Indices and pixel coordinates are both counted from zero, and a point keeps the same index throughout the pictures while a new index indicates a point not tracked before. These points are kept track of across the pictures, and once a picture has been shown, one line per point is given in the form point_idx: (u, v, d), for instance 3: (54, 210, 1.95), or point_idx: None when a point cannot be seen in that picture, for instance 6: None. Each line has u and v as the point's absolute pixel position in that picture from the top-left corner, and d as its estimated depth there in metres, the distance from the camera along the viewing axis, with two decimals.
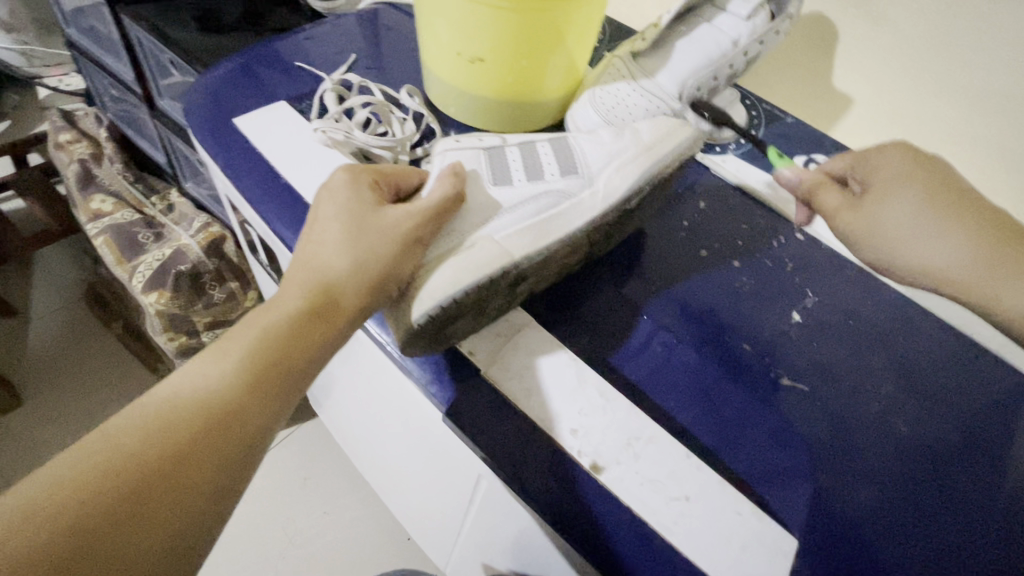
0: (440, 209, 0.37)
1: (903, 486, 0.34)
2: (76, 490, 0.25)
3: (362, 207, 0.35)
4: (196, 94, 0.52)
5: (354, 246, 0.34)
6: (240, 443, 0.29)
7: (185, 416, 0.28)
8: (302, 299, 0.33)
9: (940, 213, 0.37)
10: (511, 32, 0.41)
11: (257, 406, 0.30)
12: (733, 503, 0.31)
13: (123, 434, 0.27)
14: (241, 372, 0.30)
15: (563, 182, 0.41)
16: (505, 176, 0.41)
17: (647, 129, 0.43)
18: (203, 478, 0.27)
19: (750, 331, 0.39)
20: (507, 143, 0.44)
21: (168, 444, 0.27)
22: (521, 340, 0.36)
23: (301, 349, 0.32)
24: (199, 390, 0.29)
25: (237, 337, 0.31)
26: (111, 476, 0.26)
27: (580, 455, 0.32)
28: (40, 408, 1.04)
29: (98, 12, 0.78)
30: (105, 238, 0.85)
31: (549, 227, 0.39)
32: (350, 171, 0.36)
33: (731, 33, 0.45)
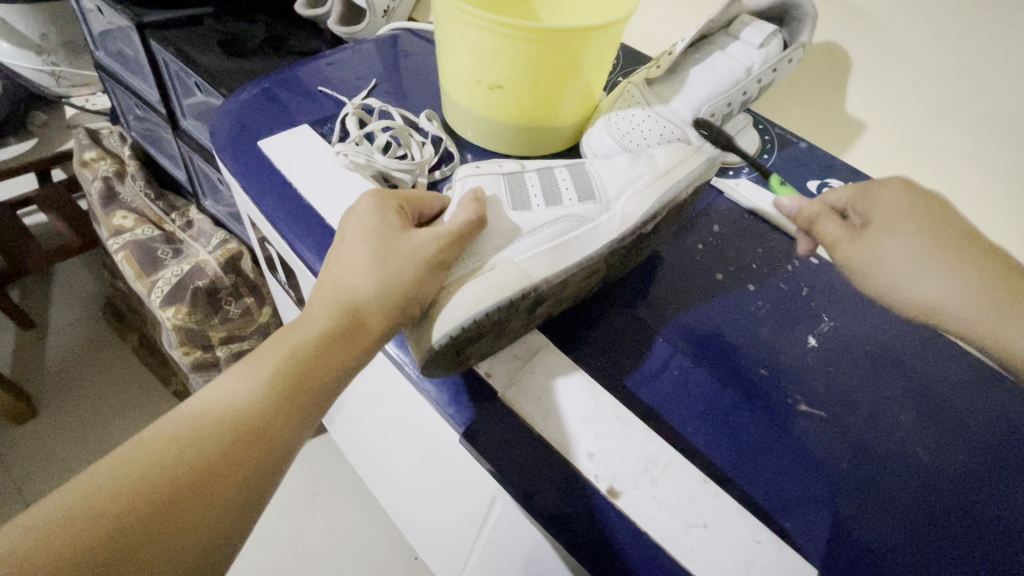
0: (461, 233, 0.37)
1: (926, 515, 0.33)
2: (108, 502, 0.26)
3: (387, 229, 0.36)
4: (221, 117, 0.54)
5: (379, 267, 0.35)
6: (268, 458, 0.30)
7: (214, 430, 0.29)
8: (328, 320, 0.33)
9: (941, 252, 0.36)
10: (531, 60, 0.42)
11: (284, 421, 0.30)
12: (752, 530, 0.31)
13: (156, 447, 0.28)
14: (269, 388, 0.30)
15: (580, 208, 0.42)
16: (524, 202, 0.42)
17: (663, 155, 0.43)
18: (231, 492, 0.28)
19: (767, 356, 0.39)
20: (527, 167, 0.45)
21: (199, 457, 0.28)
22: (538, 362, 0.37)
23: (327, 367, 0.32)
24: (228, 404, 0.30)
25: (265, 356, 0.32)
26: (144, 487, 0.26)
27: (597, 480, 0.32)
28: (55, 419, 1.05)
29: (127, 35, 0.80)
30: (125, 253, 0.87)
31: (568, 251, 0.40)
32: (378, 197, 0.37)
33: (744, 61, 0.46)
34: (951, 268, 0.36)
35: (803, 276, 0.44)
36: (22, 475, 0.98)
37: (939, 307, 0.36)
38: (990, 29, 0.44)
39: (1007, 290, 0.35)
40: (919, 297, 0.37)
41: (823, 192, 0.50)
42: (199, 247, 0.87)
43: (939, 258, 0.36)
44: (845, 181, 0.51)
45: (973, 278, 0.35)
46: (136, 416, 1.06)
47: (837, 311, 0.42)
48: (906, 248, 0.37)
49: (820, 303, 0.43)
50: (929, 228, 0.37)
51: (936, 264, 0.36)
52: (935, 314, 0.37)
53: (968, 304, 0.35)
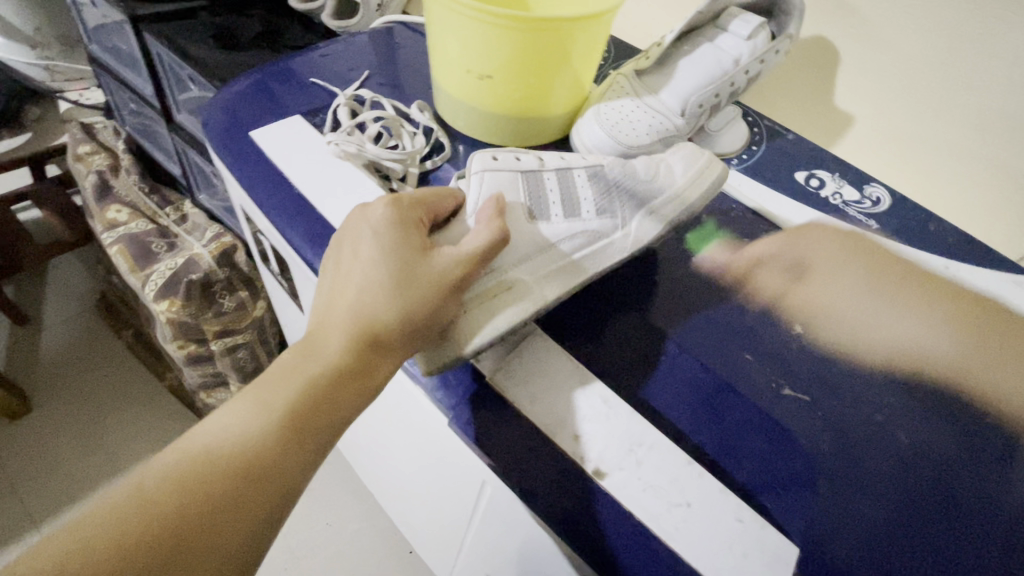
0: (485, 253, 0.37)
1: (904, 497, 0.34)
2: (120, 540, 0.26)
3: (407, 249, 0.35)
4: (214, 109, 0.54)
5: (399, 292, 0.34)
6: (276, 494, 0.30)
7: (227, 464, 0.29)
8: (344, 343, 0.33)
9: (892, 297, 0.42)
10: (520, 50, 0.42)
11: (295, 455, 0.31)
12: (735, 510, 0.31)
13: (168, 482, 0.28)
14: (281, 418, 0.31)
15: (598, 222, 0.42)
16: (544, 211, 0.42)
17: (679, 170, 0.45)
18: (240, 528, 0.29)
19: (753, 342, 0.40)
20: (545, 166, 0.45)
21: (210, 492, 0.28)
22: (526, 347, 0.37)
23: (340, 398, 0.33)
24: (241, 436, 0.30)
25: (278, 382, 0.32)
26: (154, 521, 0.27)
27: (582, 460, 0.33)
28: (50, 414, 1.05)
29: (120, 29, 0.81)
30: (119, 247, 0.87)
31: (585, 268, 0.41)
32: (397, 207, 0.37)
33: (732, 52, 0.47)
34: (901, 312, 0.41)
35: (790, 265, 0.45)
36: (17, 471, 0.98)
37: (933, 357, 0.40)
38: (976, 21, 0.45)
39: (982, 326, 0.41)
40: (902, 337, 0.40)
41: (810, 183, 0.51)
42: (193, 241, 0.87)
43: (898, 306, 0.42)
44: (832, 172, 0.52)
45: (929, 319, 0.41)
46: (130, 411, 1.06)
47: (823, 298, 0.43)
48: (868, 303, 0.42)
49: (805, 289, 0.43)
50: (871, 275, 0.43)
51: (905, 319, 0.41)
52: (904, 357, 0.40)
53: (949, 348, 0.40)
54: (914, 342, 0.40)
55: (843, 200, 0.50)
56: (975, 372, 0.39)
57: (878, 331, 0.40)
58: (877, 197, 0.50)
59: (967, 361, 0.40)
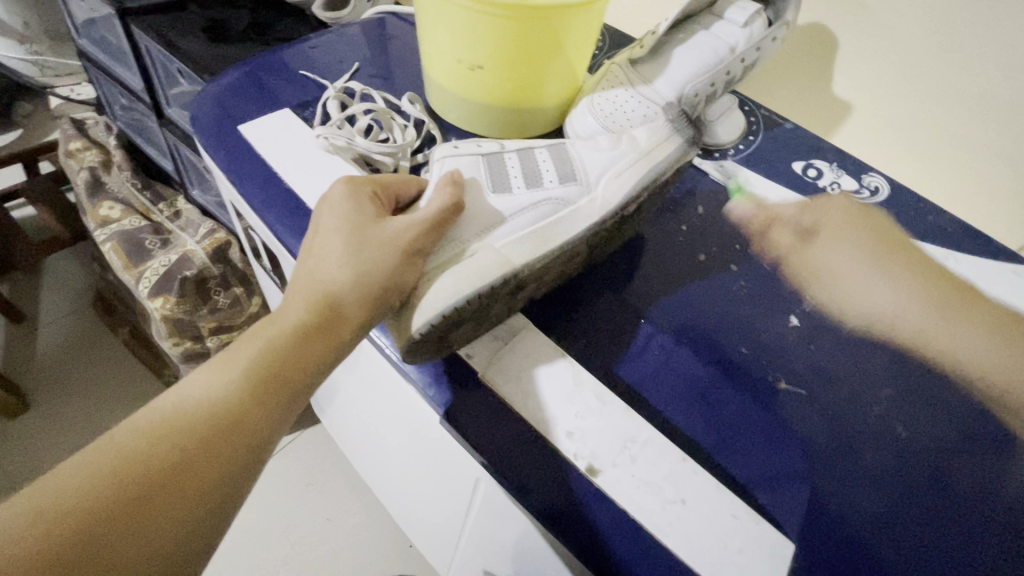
0: (438, 219, 0.36)
1: (900, 489, 0.34)
2: (79, 500, 0.25)
3: (361, 218, 0.35)
4: (202, 103, 0.53)
5: (355, 258, 0.34)
6: (243, 454, 0.29)
7: (189, 424, 0.29)
8: (306, 309, 0.33)
9: (890, 265, 0.43)
10: (511, 39, 0.41)
11: (261, 413, 0.30)
12: (730, 506, 0.31)
13: (129, 442, 0.28)
14: (244, 378, 0.30)
15: (562, 190, 0.41)
16: (504, 184, 0.41)
17: (643, 136, 0.43)
18: (205, 486, 0.28)
19: (748, 334, 0.39)
20: (506, 149, 0.44)
21: (173, 451, 0.28)
22: (519, 343, 0.36)
23: (305, 358, 0.32)
24: (203, 396, 0.29)
25: (243, 345, 0.32)
26: (115, 481, 0.26)
27: (576, 458, 0.32)
28: (47, 412, 1.05)
29: (108, 22, 0.79)
30: (112, 244, 0.86)
31: (549, 234, 0.38)
32: (350, 183, 0.36)
33: (728, 40, 0.46)
34: (880, 278, 0.42)
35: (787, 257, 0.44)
36: (15, 469, 0.98)
37: (899, 317, 0.41)
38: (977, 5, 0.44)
39: (973, 303, 0.41)
40: (885, 296, 0.41)
41: (808, 173, 0.50)
42: (187, 237, 0.87)
43: (884, 266, 0.43)
44: (830, 161, 0.51)
45: (901, 287, 0.42)
46: (128, 408, 1.06)
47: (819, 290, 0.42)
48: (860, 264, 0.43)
49: (802, 282, 0.43)
50: (872, 240, 0.44)
51: (878, 283, 0.42)
52: (884, 316, 0.41)
53: (920, 311, 0.41)
54: (888, 307, 0.41)
55: (841, 189, 0.49)
56: (941, 340, 0.40)
57: (859, 285, 0.42)
58: (876, 186, 0.49)
59: (925, 323, 0.40)
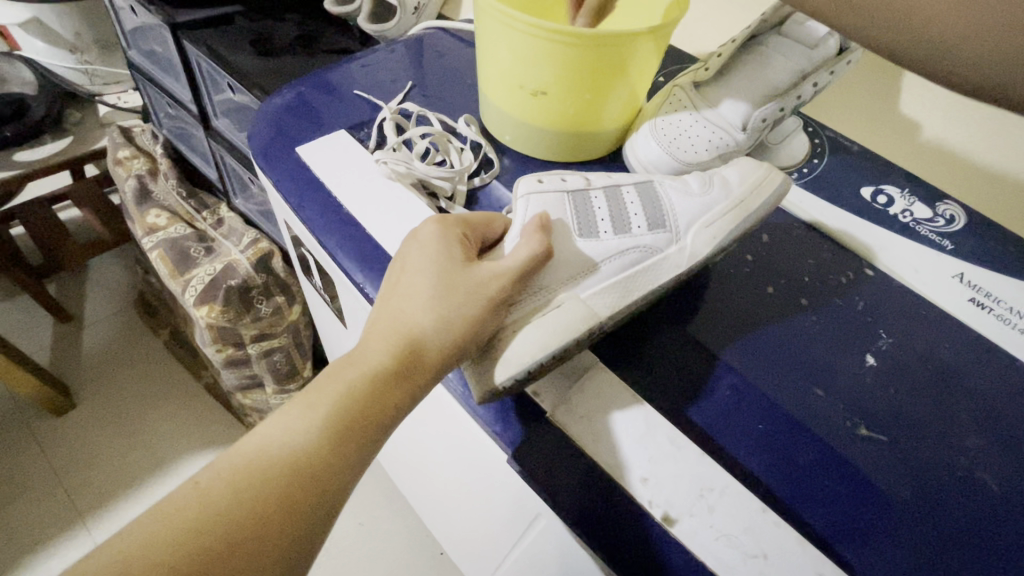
0: (525, 268, 0.36)
1: (991, 546, 0.32)
2: (156, 556, 0.25)
3: (450, 263, 0.35)
4: (260, 123, 0.53)
5: (441, 305, 0.34)
6: (321, 504, 0.29)
7: (268, 473, 0.28)
8: (386, 354, 0.32)
9: None
10: (578, 65, 0.40)
11: (337, 463, 0.30)
12: (814, 563, 0.29)
13: (208, 491, 0.27)
14: (324, 424, 0.30)
15: (651, 237, 0.40)
16: (591, 227, 0.40)
17: (735, 180, 0.42)
18: (279, 539, 0.27)
19: (825, 377, 0.38)
20: (591, 184, 0.42)
21: (253, 499, 0.27)
22: (588, 382, 0.35)
23: (384, 405, 0.31)
24: (283, 444, 0.29)
25: (321, 390, 0.31)
26: (194, 535, 0.26)
27: (651, 506, 0.31)
28: (93, 411, 1.08)
29: (159, 35, 0.81)
30: (160, 252, 0.88)
31: (635, 286, 0.39)
32: (442, 224, 0.37)
33: (798, 63, 0.44)
34: None
35: (859, 290, 0.42)
36: (62, 465, 1.02)
37: None
38: None
39: None
40: None
41: (878, 200, 0.48)
42: (231, 246, 0.88)
43: None
44: (901, 187, 0.49)
45: None
46: (169, 409, 1.08)
47: (894, 327, 0.41)
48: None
49: (875, 317, 0.41)
50: None
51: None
52: None
53: None
54: None
55: (913, 217, 0.47)
56: None
57: None
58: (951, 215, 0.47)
59: None
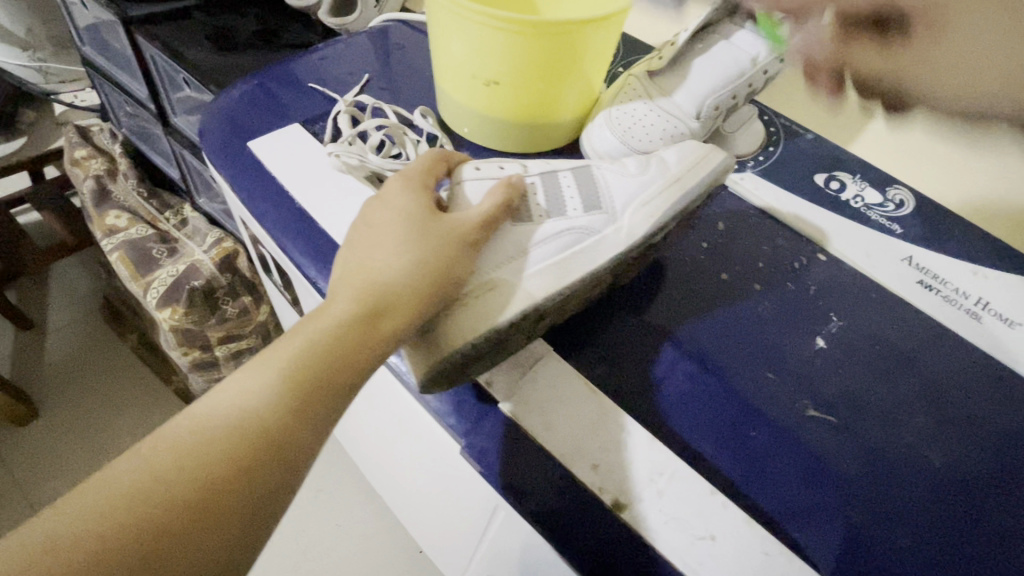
0: (492, 217, 0.35)
1: (935, 520, 0.33)
2: (97, 531, 0.22)
3: (420, 209, 0.34)
4: (211, 116, 0.52)
5: (410, 248, 0.32)
6: (282, 470, 0.26)
7: (221, 437, 0.26)
8: (352, 303, 0.30)
9: None
10: (530, 54, 0.40)
11: (301, 424, 0.27)
12: (761, 543, 0.30)
13: (154, 460, 0.24)
14: (282, 383, 0.27)
15: (586, 218, 0.39)
16: (525, 212, 0.38)
17: (673, 158, 0.41)
18: (239, 507, 0.25)
19: (776, 360, 0.38)
20: (528, 171, 0.41)
21: (208, 465, 0.25)
22: (541, 371, 0.36)
23: (355, 355, 0.29)
24: (238, 405, 0.26)
25: (281, 344, 0.28)
26: (141, 504, 0.23)
27: (602, 492, 0.31)
28: (58, 420, 1.05)
29: (112, 30, 0.78)
30: (119, 254, 0.86)
31: (569, 267, 0.36)
32: (402, 178, 0.35)
33: (749, 51, 0.45)
34: None
35: (812, 275, 0.43)
36: (25, 476, 0.98)
37: None
38: None
39: None
40: None
41: (831, 186, 0.49)
42: (194, 246, 0.86)
43: None
44: (853, 173, 0.50)
45: None
46: (137, 416, 1.06)
47: (846, 310, 0.41)
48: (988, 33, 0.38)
49: (827, 301, 0.42)
50: None
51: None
52: None
53: None
54: None
55: (864, 203, 0.48)
56: None
57: None
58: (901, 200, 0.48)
59: None
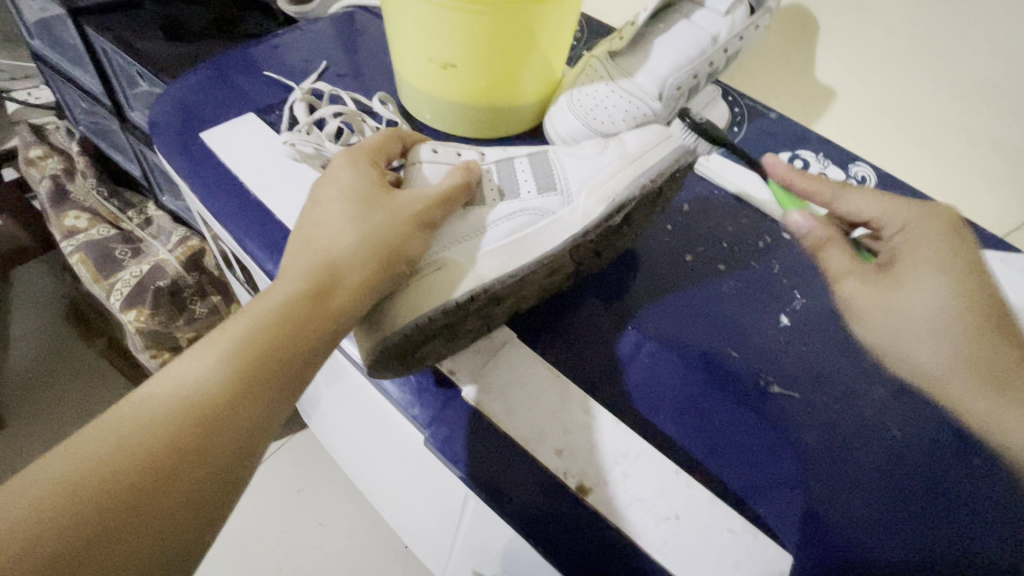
0: (447, 197, 0.35)
1: (895, 490, 0.33)
2: (19, 526, 0.20)
3: (371, 189, 0.33)
4: (162, 106, 0.50)
5: (362, 229, 0.31)
6: (230, 459, 0.25)
7: (160, 425, 0.24)
8: (303, 288, 0.29)
9: None
10: (483, 36, 0.39)
11: (247, 407, 0.26)
12: (725, 520, 0.30)
13: (82, 453, 0.22)
14: (226, 367, 0.26)
15: (539, 201, 0.38)
16: (479, 197, 0.38)
17: (634, 139, 0.39)
18: (181, 498, 0.23)
19: (739, 338, 0.38)
20: (486, 158, 0.40)
21: (147, 455, 0.23)
22: (502, 357, 0.35)
23: (306, 342, 0.28)
24: (179, 392, 0.25)
25: (229, 332, 0.27)
26: (69, 500, 0.21)
27: (566, 476, 0.31)
28: (25, 429, 1.01)
29: (61, 23, 0.75)
30: (80, 255, 0.83)
31: (521, 250, 0.36)
32: (349, 154, 0.34)
33: (709, 29, 0.44)
34: None
35: (776, 254, 0.43)
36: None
37: None
38: None
39: None
40: None
41: (795, 164, 0.49)
42: (159, 245, 0.84)
43: None
44: (816, 152, 0.50)
45: None
46: None
47: (809, 287, 0.42)
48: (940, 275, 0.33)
49: (791, 279, 0.42)
50: None
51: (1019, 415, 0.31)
52: None
53: None
54: None
55: None
56: None
57: None
58: (863, 175, 0.48)
59: None
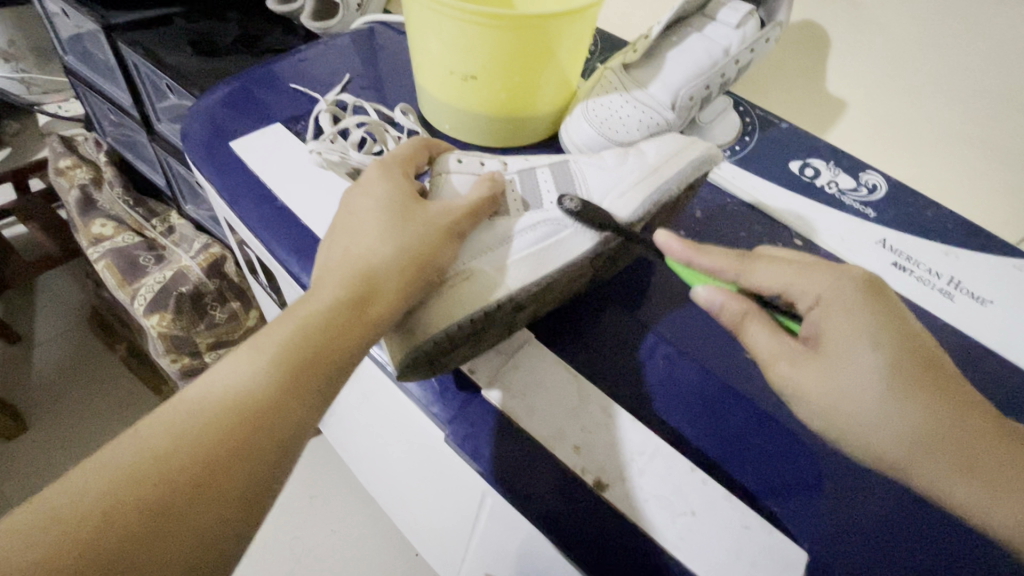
0: (475, 207, 0.36)
1: (910, 492, 0.33)
2: (87, 510, 0.22)
3: (402, 196, 0.34)
4: (193, 118, 0.52)
5: (393, 235, 0.32)
6: (276, 451, 0.26)
7: (215, 418, 0.25)
8: (340, 288, 0.30)
9: None
10: (505, 50, 0.41)
11: (293, 405, 0.27)
12: (741, 517, 0.30)
13: (145, 443, 0.24)
14: (273, 366, 0.27)
15: (563, 210, 0.39)
16: (503, 207, 0.39)
17: (652, 151, 0.41)
18: (229, 487, 0.24)
19: None
20: (507, 168, 0.41)
21: (197, 447, 0.24)
22: (522, 358, 0.36)
23: (342, 339, 0.29)
24: (230, 388, 0.26)
25: (272, 330, 0.28)
26: (126, 488, 0.23)
27: (584, 473, 0.32)
28: (46, 434, 1.03)
29: (94, 39, 0.78)
30: (106, 262, 0.86)
31: (547, 259, 0.37)
32: (381, 165, 0.36)
33: (721, 42, 0.46)
34: None
35: None
36: (13, 491, 0.97)
37: None
38: (957, 9, 0.43)
39: None
40: None
41: (806, 173, 0.50)
42: (182, 252, 0.86)
43: None
44: (828, 160, 0.51)
45: None
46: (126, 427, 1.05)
47: None
48: (911, 278, 0.43)
49: None
50: None
51: (989, 403, 0.37)
52: None
53: None
54: None
55: (838, 188, 0.49)
56: None
57: None
58: (874, 184, 0.49)
59: None
